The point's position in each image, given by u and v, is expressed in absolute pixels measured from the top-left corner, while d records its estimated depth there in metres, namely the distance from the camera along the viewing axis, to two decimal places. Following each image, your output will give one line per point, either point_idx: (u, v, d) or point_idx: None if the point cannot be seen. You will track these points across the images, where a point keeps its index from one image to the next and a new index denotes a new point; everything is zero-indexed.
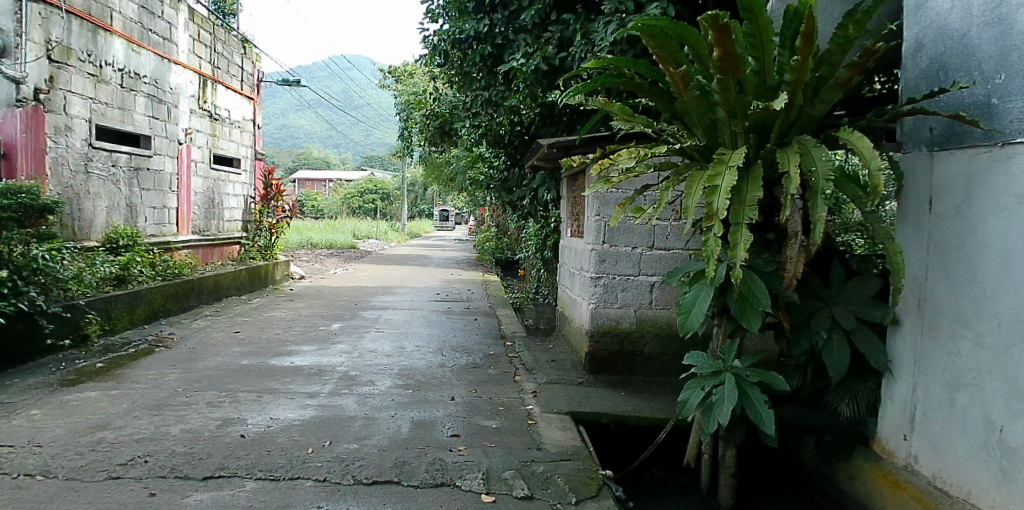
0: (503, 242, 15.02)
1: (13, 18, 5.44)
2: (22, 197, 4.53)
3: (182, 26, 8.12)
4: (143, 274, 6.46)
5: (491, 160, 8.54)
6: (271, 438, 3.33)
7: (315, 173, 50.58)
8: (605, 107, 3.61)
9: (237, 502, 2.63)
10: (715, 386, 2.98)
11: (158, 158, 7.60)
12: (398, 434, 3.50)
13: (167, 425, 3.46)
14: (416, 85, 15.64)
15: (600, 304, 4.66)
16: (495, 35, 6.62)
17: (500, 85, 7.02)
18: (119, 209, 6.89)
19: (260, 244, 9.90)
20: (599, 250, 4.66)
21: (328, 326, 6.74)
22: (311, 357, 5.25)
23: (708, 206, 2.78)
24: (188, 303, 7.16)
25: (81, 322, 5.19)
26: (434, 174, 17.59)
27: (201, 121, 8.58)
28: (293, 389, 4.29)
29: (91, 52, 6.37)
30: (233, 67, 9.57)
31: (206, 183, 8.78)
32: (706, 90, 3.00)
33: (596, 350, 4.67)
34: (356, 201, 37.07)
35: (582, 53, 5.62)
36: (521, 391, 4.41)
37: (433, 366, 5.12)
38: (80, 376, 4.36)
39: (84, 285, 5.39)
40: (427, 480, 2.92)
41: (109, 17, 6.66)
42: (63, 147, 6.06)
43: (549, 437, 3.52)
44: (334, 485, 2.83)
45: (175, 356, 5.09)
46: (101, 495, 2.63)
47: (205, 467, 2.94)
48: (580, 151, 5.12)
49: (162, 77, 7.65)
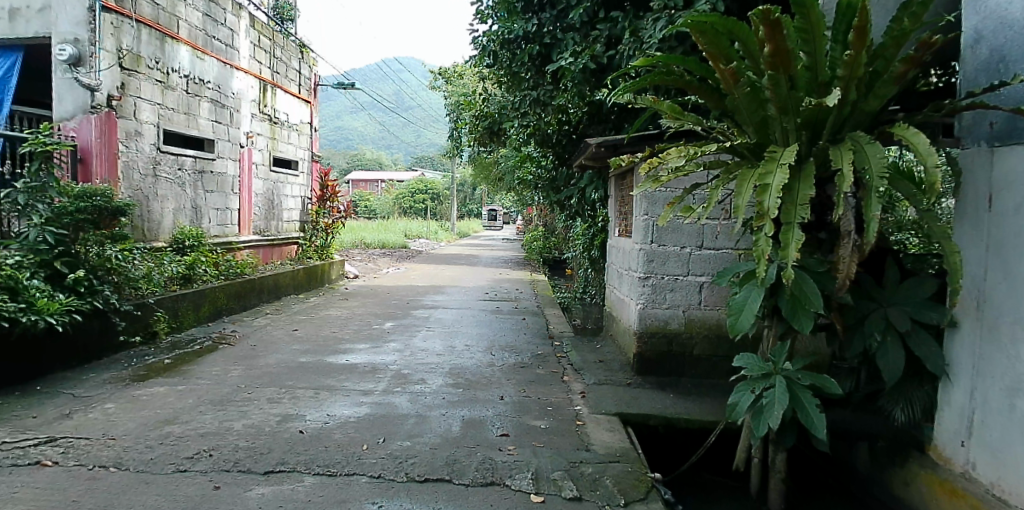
0: (550, 241, 15.00)
1: (87, 28, 5.78)
2: (97, 200, 4.76)
3: (244, 33, 8.44)
4: (207, 273, 6.76)
5: (540, 160, 8.54)
6: (328, 435, 3.44)
7: (368, 174, 51.70)
8: (654, 105, 3.58)
9: (297, 496, 2.73)
10: (766, 388, 2.92)
11: (222, 161, 7.93)
12: (449, 432, 3.56)
13: (231, 420, 3.62)
14: (465, 86, 15.83)
15: (648, 305, 4.61)
16: (543, 35, 6.63)
17: (549, 85, 7.01)
18: (184, 210, 7.22)
19: (316, 244, 10.24)
20: (647, 250, 4.61)
21: (381, 324, 6.90)
22: (364, 355, 5.38)
23: (759, 205, 2.74)
24: (249, 301, 7.44)
25: (150, 320, 5.49)
26: (482, 175, 17.72)
27: (262, 124, 8.91)
28: (348, 386, 4.42)
29: (159, 59, 6.68)
30: (291, 72, 9.89)
31: (266, 185, 9.12)
32: (757, 86, 2.95)
33: (644, 351, 4.63)
34: (408, 202, 37.72)
35: (630, 51, 5.58)
36: (569, 391, 4.41)
37: (482, 365, 5.18)
38: (149, 372, 4.60)
39: (154, 283, 5.68)
40: (478, 479, 2.97)
41: (175, 26, 6.99)
42: (134, 151, 6.37)
43: (597, 439, 3.52)
44: (389, 482, 2.91)
45: (238, 353, 5.31)
46: (169, 486, 2.77)
47: (267, 461, 3.06)
48: (629, 149, 5.08)
49: (225, 82, 7.98)
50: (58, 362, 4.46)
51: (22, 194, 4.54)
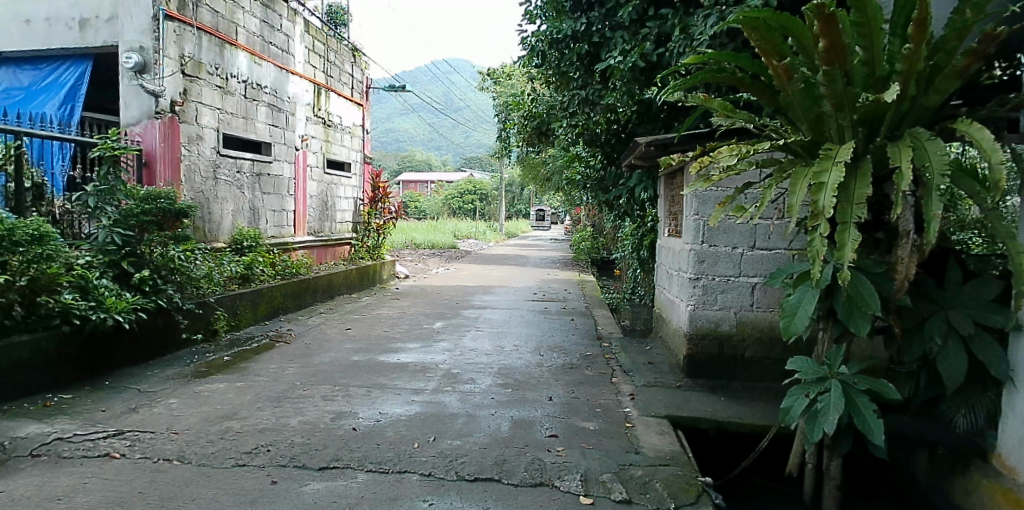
0: (599, 241, 14.91)
1: (151, 36, 6.03)
2: (161, 202, 4.97)
3: (299, 38, 8.69)
4: (264, 273, 7.01)
5: (589, 159, 8.48)
6: (380, 432, 3.52)
7: (417, 175, 52.46)
8: (705, 103, 3.53)
9: (351, 492, 2.81)
10: (820, 393, 2.84)
11: (278, 164, 8.20)
12: (499, 432, 3.59)
13: (287, 416, 3.75)
14: (514, 86, 15.88)
15: (699, 306, 4.54)
16: (592, 34, 6.61)
17: (598, 84, 6.98)
18: (243, 212, 7.49)
19: (368, 244, 10.47)
20: (697, 250, 4.54)
21: (431, 324, 7.00)
22: (415, 355, 5.48)
23: (813, 204, 2.67)
24: (304, 300, 7.67)
25: (210, 318, 5.73)
26: (530, 175, 17.74)
27: (316, 127, 9.17)
28: (399, 385, 4.51)
29: (218, 65, 6.95)
30: (344, 76, 10.14)
31: (320, 187, 9.38)
32: (812, 82, 2.88)
33: (694, 353, 4.57)
34: (456, 202, 38.09)
35: (680, 49, 5.50)
36: (618, 393, 4.39)
37: (531, 365, 5.20)
38: (210, 369, 4.80)
39: (214, 283, 5.93)
40: (527, 479, 2.99)
41: (234, 33, 7.25)
42: (196, 155, 6.63)
43: (646, 441, 3.49)
44: (439, 480, 2.96)
45: (294, 351, 5.48)
46: (230, 480, 2.90)
47: (321, 458, 3.16)
48: (679, 148, 5.02)
49: (282, 87, 8.24)
50: (125, 358, 4.71)
51: (92, 197, 4.87)
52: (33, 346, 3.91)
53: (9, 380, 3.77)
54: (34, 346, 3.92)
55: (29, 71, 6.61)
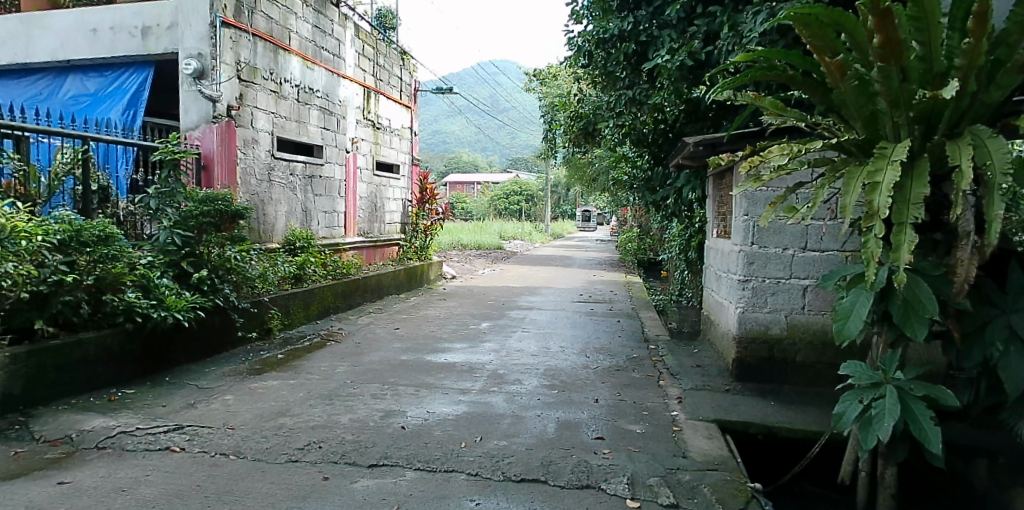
0: (645, 242, 14.75)
1: (209, 43, 6.27)
2: (219, 203, 5.13)
3: (349, 42, 8.91)
4: (316, 273, 7.21)
5: (635, 160, 8.42)
6: (428, 431, 3.59)
7: (464, 176, 52.91)
8: (755, 101, 3.47)
9: (400, 489, 2.88)
10: (875, 398, 2.76)
11: (329, 167, 8.42)
12: (545, 433, 3.61)
13: (338, 414, 3.86)
14: (560, 87, 15.85)
15: (748, 309, 4.46)
16: (639, 33, 6.56)
17: (644, 84, 6.91)
18: (296, 214, 7.73)
19: (416, 245, 10.64)
20: (746, 252, 4.46)
21: (477, 325, 7.06)
22: (462, 355, 5.55)
23: (867, 204, 2.60)
24: (354, 300, 7.86)
25: (265, 317, 5.94)
26: (576, 175, 17.68)
27: (365, 130, 9.38)
28: (447, 385, 4.58)
29: (272, 71, 7.18)
30: (393, 79, 10.34)
31: (370, 189, 9.58)
32: (866, 79, 2.80)
33: (743, 357, 4.49)
34: (502, 203, 38.25)
35: (729, 46, 5.41)
36: (665, 396, 4.35)
37: (577, 367, 5.20)
38: (264, 366, 4.98)
39: (268, 282, 6.14)
40: (574, 481, 3.00)
41: (288, 38, 7.48)
42: (251, 158, 6.86)
43: (694, 445, 3.46)
44: (486, 479, 3.00)
45: (345, 350, 5.63)
46: (283, 475, 3.00)
47: (371, 455, 3.24)
48: (728, 148, 4.94)
49: (333, 90, 8.47)
50: (185, 355, 4.93)
51: (154, 199, 5.12)
52: (99, 343, 4.14)
53: (77, 375, 4.00)
54: (100, 343, 4.15)
55: (94, 78, 6.81)
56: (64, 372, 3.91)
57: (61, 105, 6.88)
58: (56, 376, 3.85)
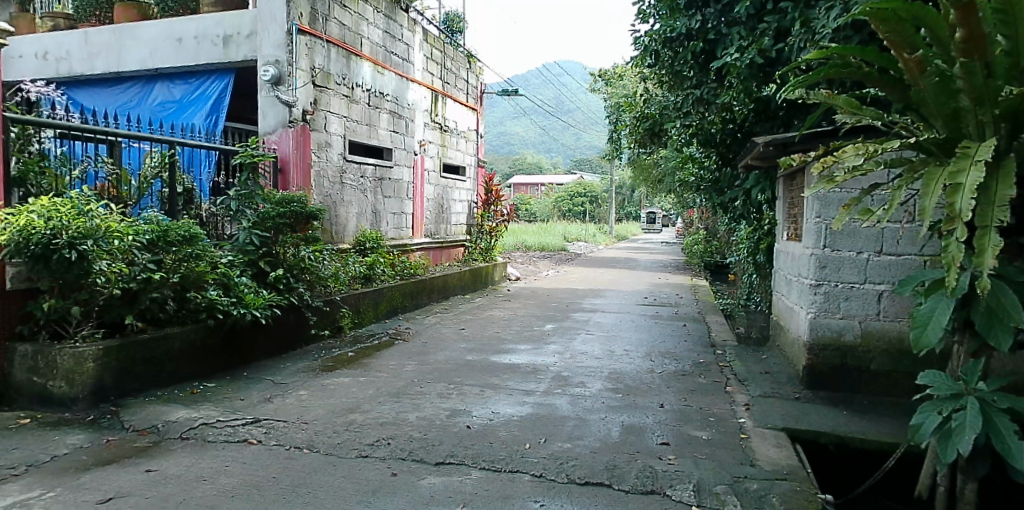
0: (712, 245, 14.41)
1: (286, 50, 6.55)
2: (293, 205, 5.43)
3: (418, 46, 9.15)
4: (385, 273, 7.45)
5: (702, 160, 8.25)
6: (493, 431, 3.66)
7: (529, 178, 53.11)
8: (828, 100, 3.37)
9: (465, 487, 2.96)
10: (955, 410, 2.63)
11: (398, 169, 8.66)
12: (609, 437, 3.62)
13: (406, 412, 3.99)
14: (625, 87, 15.69)
15: (819, 314, 4.31)
16: (707, 31, 6.42)
17: (712, 83, 6.77)
18: (366, 215, 7.99)
19: (481, 247, 10.80)
20: (819, 255, 4.31)
21: (541, 326, 7.11)
22: (526, 356, 5.60)
23: (949, 207, 2.48)
24: (421, 300, 8.06)
25: (336, 315, 6.19)
26: (641, 177, 17.45)
27: (433, 133, 9.61)
28: (511, 386, 4.64)
29: (345, 76, 7.45)
30: (459, 81, 10.53)
31: (436, 190, 9.80)
32: (948, 75, 2.69)
33: (814, 364, 4.35)
34: (567, 205, 38.20)
35: (801, 43, 5.24)
36: (733, 403, 4.27)
37: (642, 371, 5.16)
38: (336, 363, 5.19)
39: (340, 282, 6.40)
40: (638, 486, 3.00)
41: (359, 44, 7.75)
42: (324, 161, 7.14)
43: (763, 454, 3.38)
44: (551, 481, 3.04)
45: (412, 349, 5.78)
46: (353, 470, 3.13)
47: (437, 453, 3.34)
48: (800, 148, 4.79)
49: (402, 94, 8.72)
50: (262, 352, 5.20)
51: (234, 201, 5.43)
52: (183, 338, 4.42)
53: (163, 368, 4.28)
54: (184, 338, 4.43)
55: (180, 85, 7.22)
56: (152, 364, 4.20)
57: (150, 110, 7.35)
58: (144, 369, 4.14)
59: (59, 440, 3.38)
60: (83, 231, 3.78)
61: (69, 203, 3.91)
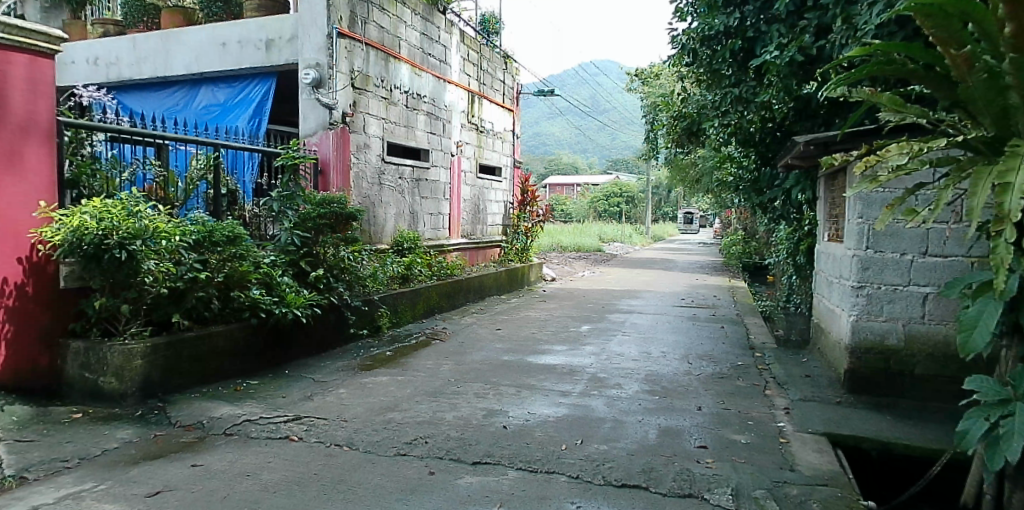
0: (751, 246, 14.19)
1: (326, 53, 6.69)
2: (334, 206, 5.56)
3: (455, 48, 9.24)
4: (422, 273, 7.55)
5: (741, 160, 8.14)
6: (530, 432, 3.69)
7: (564, 179, 52.98)
8: (872, 98, 3.28)
9: (502, 487, 2.99)
10: (1004, 416, 2.55)
11: (435, 170, 8.77)
12: (646, 440, 3.61)
13: (443, 411, 4.05)
14: (662, 86, 15.56)
15: (862, 317, 4.22)
16: (746, 29, 6.32)
17: (752, 81, 6.65)
18: (404, 216, 8.11)
19: (517, 247, 10.85)
20: (861, 256, 4.21)
21: (577, 327, 7.11)
22: (562, 357, 5.62)
23: (998, 207, 2.41)
24: (457, 300, 8.14)
25: (375, 315, 6.31)
26: (678, 177, 17.27)
27: (469, 134, 9.70)
28: (547, 386, 4.67)
29: (383, 78, 7.58)
30: (496, 82, 10.60)
31: (473, 191, 9.88)
32: (996, 72, 2.65)
33: (856, 368, 4.26)
34: (602, 205, 38.01)
35: (843, 40, 5.13)
36: (772, 406, 4.20)
37: (679, 373, 5.13)
38: (374, 362, 5.29)
39: (378, 282, 6.51)
40: (675, 490, 2.99)
41: (398, 46, 7.87)
42: (363, 162, 7.27)
43: (803, 459, 3.33)
44: (587, 483, 3.05)
45: (449, 349, 5.85)
46: (392, 468, 3.20)
47: (474, 453, 3.38)
48: (842, 147, 4.69)
49: (440, 95, 8.83)
50: (303, 350, 5.34)
51: (276, 202, 5.57)
52: (227, 335, 4.57)
53: (208, 365, 4.43)
54: (228, 335, 4.58)
55: (224, 89, 7.45)
56: (197, 361, 4.35)
57: (196, 114, 7.60)
58: (190, 366, 4.29)
59: (110, 434, 3.52)
60: (132, 231, 3.91)
61: (119, 204, 4.05)
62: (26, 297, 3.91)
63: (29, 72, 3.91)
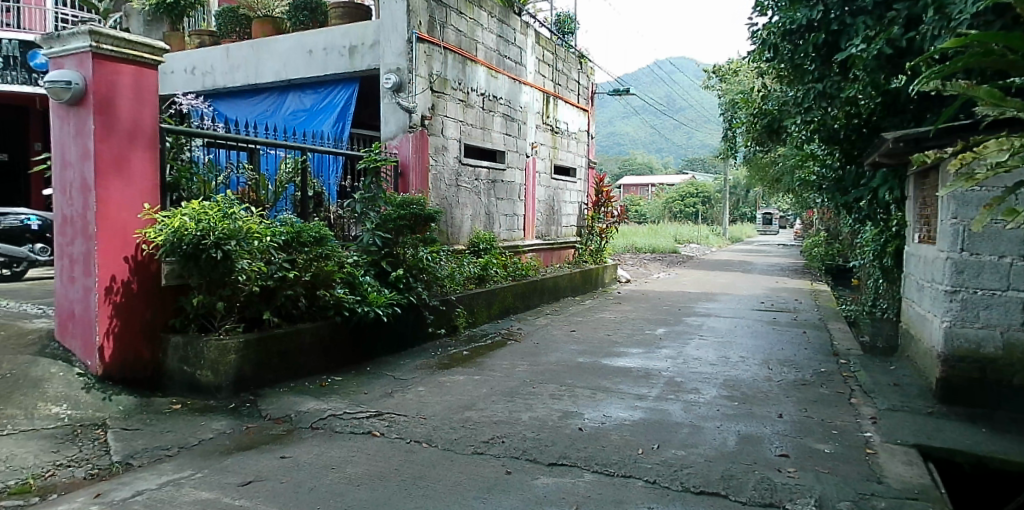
0: (835, 248, 13.59)
1: (406, 58, 6.92)
2: (413, 207, 5.77)
3: (530, 49, 9.34)
4: (498, 274, 7.70)
5: (825, 158, 7.82)
6: (605, 435, 3.72)
7: (639, 179, 52.21)
8: (968, 91, 3.08)
9: (578, 489, 3.04)
10: None
11: (510, 171, 8.91)
12: (725, 446, 3.56)
13: (519, 411, 4.13)
14: (741, 82, 15.12)
15: (956, 323, 4.00)
16: (830, 22, 5.98)
17: (836, 76, 6.29)
18: (480, 217, 8.28)
19: (592, 248, 10.87)
20: (955, 259, 3.99)
21: (653, 330, 7.05)
22: (638, 360, 5.60)
23: None
24: (532, 301, 8.24)
25: (452, 315, 6.49)
26: (757, 176, 16.74)
27: (544, 135, 9.79)
28: (623, 390, 4.67)
29: (460, 81, 7.77)
30: (571, 82, 10.64)
31: (548, 192, 9.96)
32: None
33: (949, 376, 4.04)
34: (678, 206, 37.27)
35: (936, 31, 4.86)
36: (857, 415, 4.04)
37: (759, 378, 5.01)
38: (452, 361, 5.46)
39: (455, 282, 6.69)
40: (757, 498, 2.94)
41: (474, 49, 8.05)
42: (441, 165, 7.48)
43: (891, 471, 3.20)
44: (665, 489, 3.05)
45: (524, 350, 5.95)
46: (470, 466, 3.31)
47: (550, 454, 3.45)
48: (935, 144, 4.45)
49: (515, 97, 8.97)
50: (384, 348, 5.57)
51: (360, 203, 5.83)
52: (313, 332, 4.85)
53: (295, 361, 4.70)
54: (314, 332, 4.86)
55: (310, 95, 7.85)
56: (286, 358, 4.63)
57: (284, 119, 8.03)
58: (279, 361, 4.57)
59: (207, 425, 3.82)
60: (227, 232, 4.22)
61: (216, 206, 4.36)
62: (132, 293, 4.29)
63: (135, 82, 4.29)
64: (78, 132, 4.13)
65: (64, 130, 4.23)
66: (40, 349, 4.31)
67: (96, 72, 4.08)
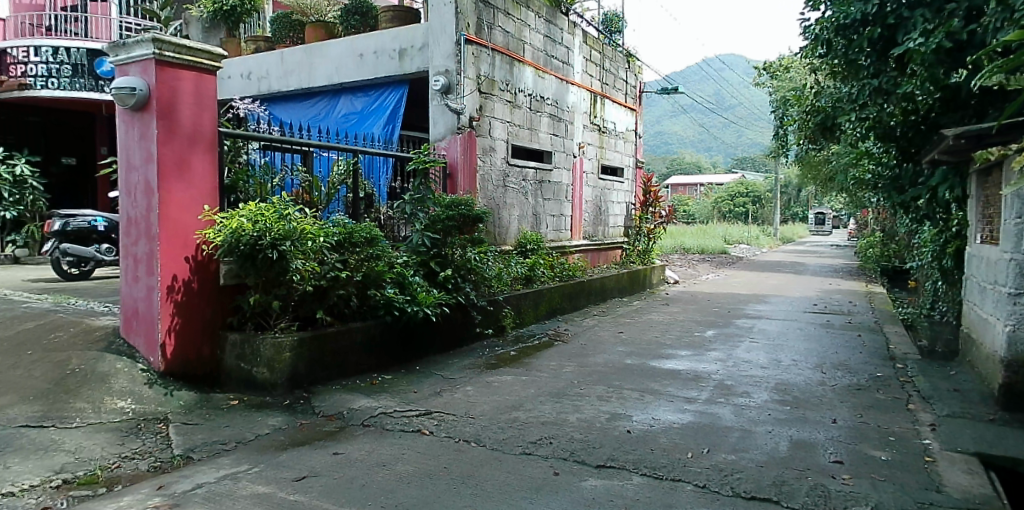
0: (892, 248, 13.14)
1: (455, 60, 7.03)
2: (462, 208, 5.88)
3: (577, 49, 9.36)
4: (545, 275, 7.75)
5: (881, 156, 7.58)
6: (653, 438, 3.72)
7: (687, 178, 51.40)
8: None
9: (625, 491, 3.06)
10: None
11: (557, 171, 8.94)
12: (776, 452, 3.51)
13: (566, 412, 4.17)
14: (792, 78, 14.76)
15: (1020, 327, 3.85)
16: (886, 15, 5.81)
17: (893, 72, 6.12)
18: (527, 217, 8.34)
19: (639, 249, 10.82)
20: (1020, 260, 3.84)
21: (702, 332, 6.97)
22: (686, 362, 5.55)
23: None
24: (579, 302, 8.25)
25: (500, 315, 6.56)
26: (810, 175, 16.31)
27: (592, 135, 9.79)
28: (672, 392, 4.64)
29: (508, 82, 7.85)
30: (618, 82, 10.60)
31: (595, 192, 9.95)
32: None
33: (1013, 383, 3.89)
34: (727, 205, 36.55)
35: (998, 22, 4.66)
36: (915, 422, 3.92)
37: (812, 382, 4.90)
38: (499, 361, 5.53)
39: (503, 283, 6.77)
40: (809, 505, 2.90)
41: (522, 50, 8.11)
42: (489, 166, 7.57)
43: (951, 481, 3.10)
44: (715, 493, 3.04)
45: (571, 351, 5.99)
46: (518, 466, 3.37)
47: (598, 456, 3.47)
48: (999, 139, 4.32)
49: (562, 97, 9.00)
50: (433, 347, 5.68)
51: (409, 204, 5.97)
52: (364, 331, 5.00)
53: (347, 359, 4.85)
54: (365, 330, 5.01)
55: (361, 98, 8.03)
56: (338, 355, 4.78)
57: (336, 121, 8.22)
58: (331, 359, 4.73)
59: (263, 421, 3.99)
60: (282, 233, 4.40)
61: (271, 207, 4.54)
62: (192, 291, 4.51)
63: (195, 88, 4.52)
64: (142, 136, 4.37)
65: (129, 134, 4.48)
66: (107, 345, 4.57)
67: (159, 78, 4.31)
